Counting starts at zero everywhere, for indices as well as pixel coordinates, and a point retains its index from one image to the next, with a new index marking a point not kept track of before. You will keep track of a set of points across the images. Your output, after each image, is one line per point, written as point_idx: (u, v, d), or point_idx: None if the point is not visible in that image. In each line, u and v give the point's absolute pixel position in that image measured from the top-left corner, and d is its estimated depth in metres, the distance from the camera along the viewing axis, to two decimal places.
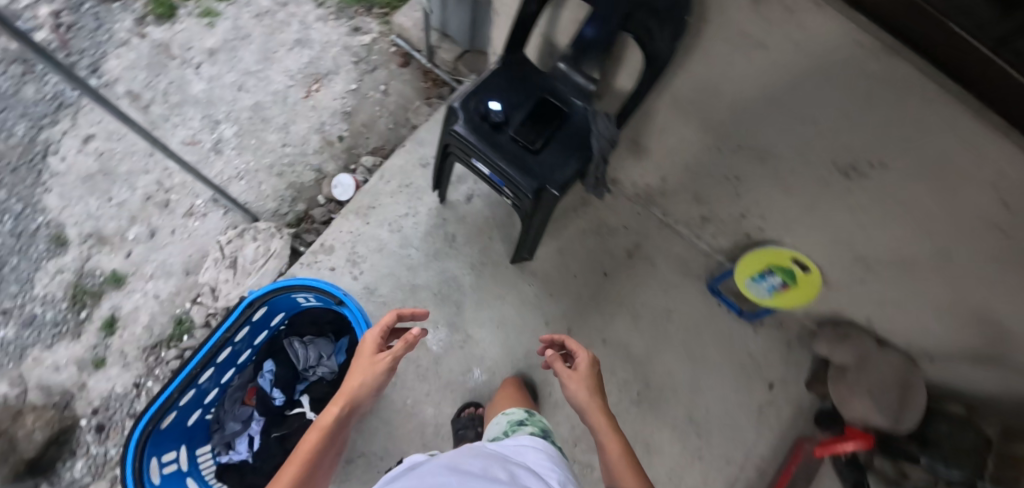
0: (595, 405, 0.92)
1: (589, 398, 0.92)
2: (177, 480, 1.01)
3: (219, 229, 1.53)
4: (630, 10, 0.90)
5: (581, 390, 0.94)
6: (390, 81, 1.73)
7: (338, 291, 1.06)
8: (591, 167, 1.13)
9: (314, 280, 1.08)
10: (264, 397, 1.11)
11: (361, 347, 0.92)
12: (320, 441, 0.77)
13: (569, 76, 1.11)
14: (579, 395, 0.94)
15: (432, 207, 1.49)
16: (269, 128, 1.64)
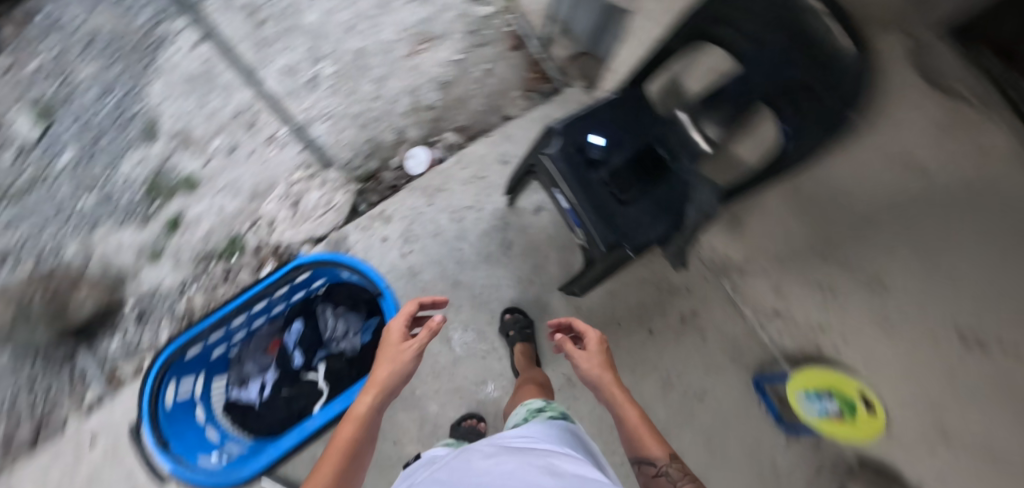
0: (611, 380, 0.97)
1: (604, 375, 0.97)
2: (188, 406, 1.06)
3: (292, 164, 1.58)
4: (791, 83, 0.78)
5: (596, 369, 0.99)
6: (496, 61, 1.66)
7: (382, 279, 1.06)
8: (678, 237, 1.00)
9: (364, 262, 1.09)
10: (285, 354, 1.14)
11: (386, 335, 0.90)
12: (357, 433, 0.75)
13: (685, 131, 1.03)
14: (595, 375, 0.98)
15: (499, 208, 1.44)
16: (366, 77, 1.61)
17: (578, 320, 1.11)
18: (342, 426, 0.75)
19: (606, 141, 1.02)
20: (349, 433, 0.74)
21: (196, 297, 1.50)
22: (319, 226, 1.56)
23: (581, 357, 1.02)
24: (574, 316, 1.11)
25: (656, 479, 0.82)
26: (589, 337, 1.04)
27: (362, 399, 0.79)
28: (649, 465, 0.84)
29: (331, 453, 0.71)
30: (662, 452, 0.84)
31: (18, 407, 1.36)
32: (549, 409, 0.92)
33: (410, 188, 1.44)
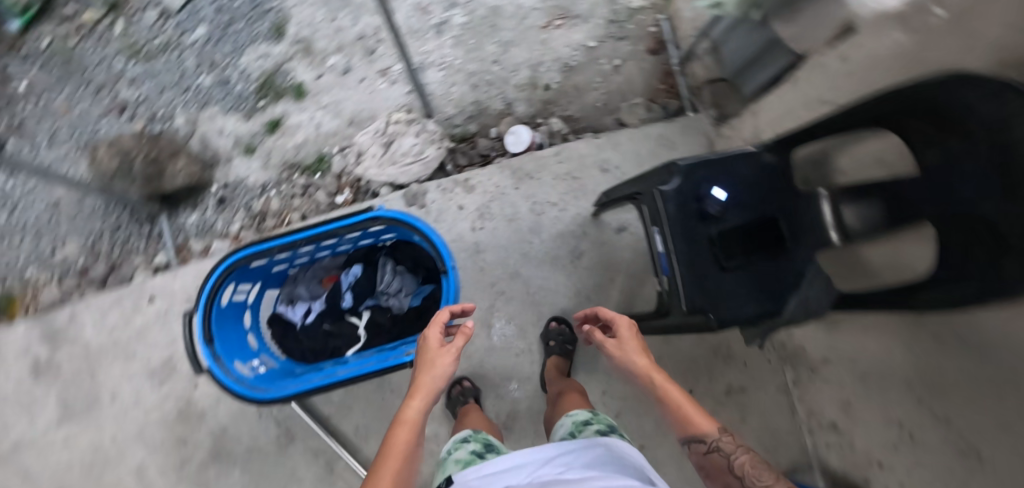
0: (649, 364, 0.92)
1: (640, 359, 0.93)
2: (238, 309, 1.10)
3: (396, 104, 1.54)
4: (983, 212, 0.66)
5: (631, 354, 0.95)
6: (629, 59, 1.58)
7: (450, 259, 1.00)
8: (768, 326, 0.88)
9: (437, 235, 1.03)
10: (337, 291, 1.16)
11: (423, 339, 0.89)
12: (411, 441, 0.74)
13: (818, 207, 0.91)
14: (630, 361, 0.94)
15: (583, 214, 1.38)
16: (492, 39, 1.58)
17: (607, 311, 1.07)
18: (397, 429, 0.75)
19: (728, 197, 0.91)
20: (404, 440, 0.74)
21: (272, 200, 1.53)
22: (399, 175, 1.45)
23: (615, 345, 0.98)
24: (605, 306, 1.06)
25: (710, 456, 0.80)
26: (621, 326, 0.99)
27: (412, 405, 0.79)
28: (701, 443, 0.81)
29: (392, 458, 0.70)
30: (715, 429, 0.81)
31: (99, 247, 1.48)
32: (596, 422, 0.84)
33: (501, 166, 1.40)
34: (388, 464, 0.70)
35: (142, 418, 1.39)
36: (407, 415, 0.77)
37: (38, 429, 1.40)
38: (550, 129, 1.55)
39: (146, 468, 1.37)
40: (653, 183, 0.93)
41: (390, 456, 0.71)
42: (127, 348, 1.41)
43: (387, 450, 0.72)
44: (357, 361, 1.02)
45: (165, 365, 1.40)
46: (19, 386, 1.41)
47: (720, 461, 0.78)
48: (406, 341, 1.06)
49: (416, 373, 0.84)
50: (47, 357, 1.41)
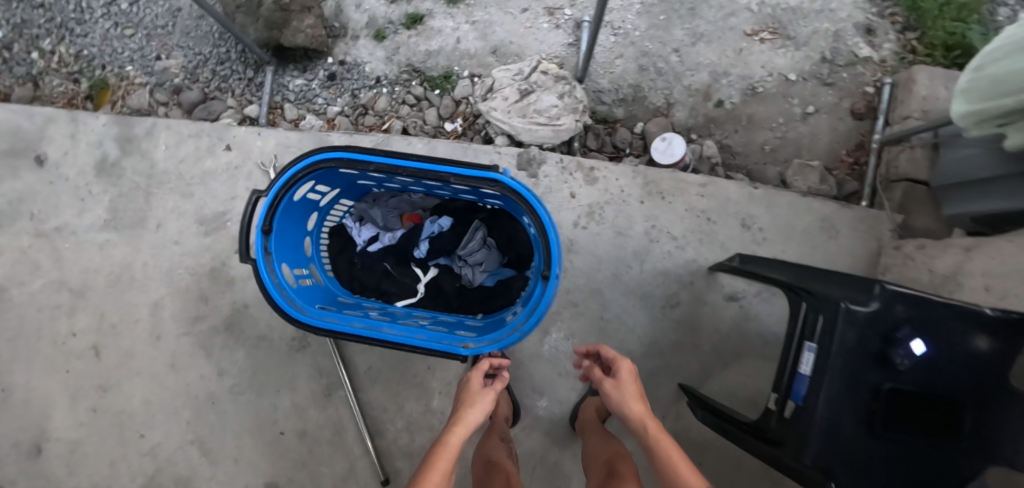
0: (646, 413, 0.82)
1: (637, 407, 0.82)
2: (308, 208, 0.97)
3: (549, 50, 1.34)
4: None
5: (625, 399, 0.84)
6: (825, 112, 1.36)
7: (557, 267, 0.81)
8: None
9: (555, 232, 0.83)
10: (414, 235, 1.05)
11: (470, 377, 0.94)
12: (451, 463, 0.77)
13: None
14: (624, 406, 0.84)
15: (699, 263, 1.19)
16: (684, 24, 1.34)
17: (607, 349, 0.97)
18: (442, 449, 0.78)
19: (923, 354, 0.72)
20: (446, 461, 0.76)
21: (381, 97, 1.38)
22: (520, 130, 1.24)
23: (612, 386, 0.88)
24: (607, 347, 0.95)
25: None
26: (623, 370, 0.88)
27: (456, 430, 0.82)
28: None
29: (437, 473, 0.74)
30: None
31: (200, 72, 1.43)
32: None
33: (635, 170, 1.21)
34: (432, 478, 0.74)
35: (176, 259, 1.33)
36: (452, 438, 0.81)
37: (82, 224, 1.37)
38: (700, 151, 1.32)
39: (161, 308, 1.33)
40: (839, 293, 0.74)
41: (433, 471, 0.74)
42: (187, 185, 1.33)
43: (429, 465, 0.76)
44: (407, 325, 0.90)
45: (215, 219, 1.32)
46: (79, 176, 1.37)
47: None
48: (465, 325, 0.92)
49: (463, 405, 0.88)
50: (114, 158, 1.36)
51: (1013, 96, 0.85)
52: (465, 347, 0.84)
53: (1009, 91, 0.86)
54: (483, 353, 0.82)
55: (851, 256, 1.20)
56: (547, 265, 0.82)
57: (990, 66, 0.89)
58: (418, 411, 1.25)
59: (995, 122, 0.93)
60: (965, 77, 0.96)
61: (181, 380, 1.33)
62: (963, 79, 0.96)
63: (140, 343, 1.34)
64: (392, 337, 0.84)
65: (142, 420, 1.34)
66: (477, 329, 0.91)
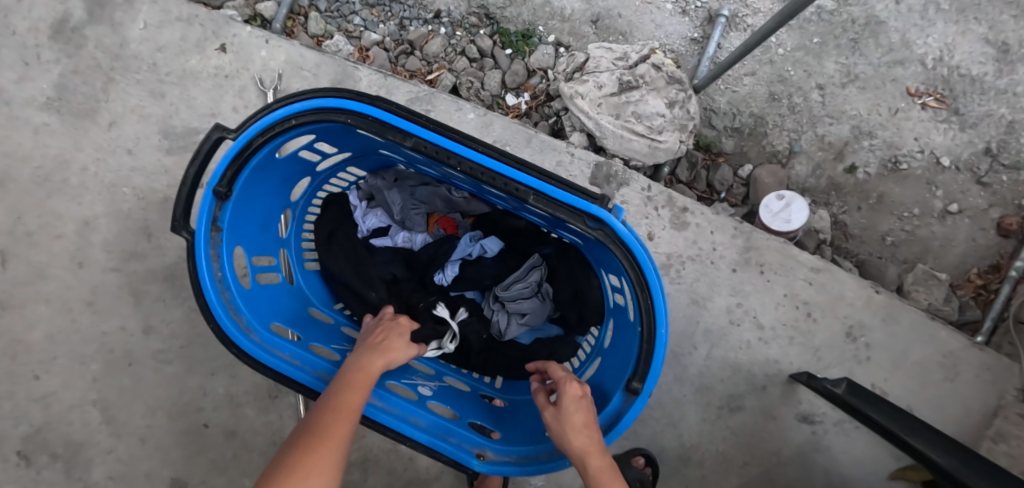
0: (593, 451, 0.54)
1: (578, 442, 0.55)
2: (297, 171, 0.69)
3: (665, 38, 1.03)
4: None
5: (565, 431, 0.56)
6: (969, 215, 1.08)
7: (654, 383, 0.56)
8: None
9: (664, 332, 0.56)
10: (440, 251, 0.79)
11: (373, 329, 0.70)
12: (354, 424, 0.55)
13: None
14: (562, 442, 0.56)
15: (780, 366, 0.92)
16: (838, 58, 1.04)
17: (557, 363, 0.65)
18: (337, 409, 0.56)
19: None
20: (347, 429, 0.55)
21: (436, 38, 1.06)
22: (607, 133, 0.94)
23: (552, 416, 0.59)
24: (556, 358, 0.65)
25: None
26: (564, 396, 0.58)
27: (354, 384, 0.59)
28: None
29: (331, 442, 0.52)
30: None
31: None
32: None
33: (737, 227, 0.92)
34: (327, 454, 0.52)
35: (124, 172, 1.02)
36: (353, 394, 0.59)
37: (20, 95, 1.05)
38: (809, 221, 1.04)
39: (92, 228, 1.03)
40: None
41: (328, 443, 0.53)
42: (159, 83, 1.01)
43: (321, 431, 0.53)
44: (397, 398, 0.66)
45: (185, 136, 1.01)
46: (30, 32, 1.05)
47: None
48: (475, 411, 0.71)
49: (364, 349, 0.66)
50: (78, 22, 1.04)
51: None
52: (482, 458, 0.62)
53: None
54: (503, 475, 0.60)
55: (962, 406, 0.95)
56: (641, 374, 0.56)
57: None
58: (381, 448, 0.98)
59: None
60: None
61: (98, 323, 1.04)
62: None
63: (59, 264, 1.05)
64: (378, 415, 0.61)
65: (41, 357, 1.06)
66: (493, 423, 0.70)
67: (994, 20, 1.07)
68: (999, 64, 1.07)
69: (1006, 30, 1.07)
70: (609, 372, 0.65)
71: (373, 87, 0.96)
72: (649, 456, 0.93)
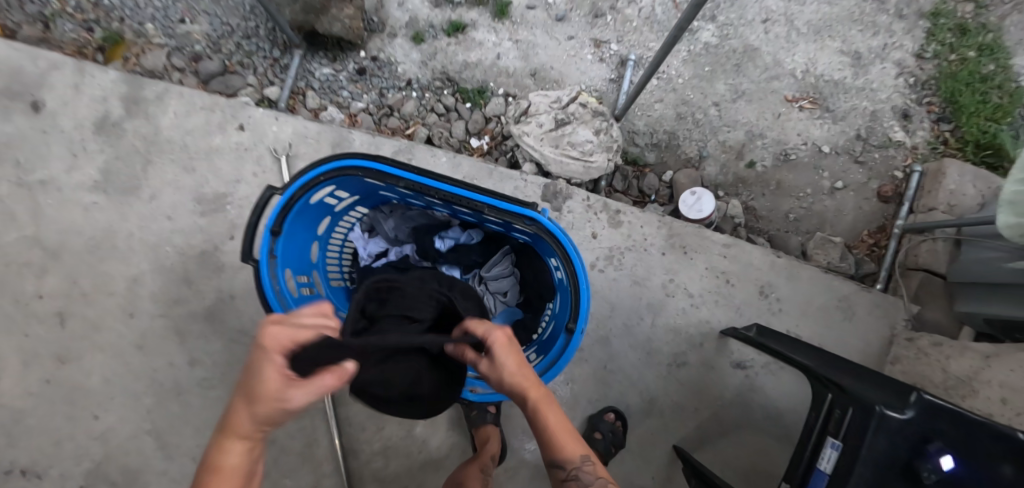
0: (529, 385, 0.71)
1: (516, 379, 0.71)
2: (321, 212, 0.92)
3: (589, 82, 1.32)
4: None
5: (504, 374, 0.71)
6: (852, 189, 1.34)
7: (584, 323, 0.79)
8: None
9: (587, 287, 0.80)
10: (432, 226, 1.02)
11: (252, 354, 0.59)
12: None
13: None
14: (504, 381, 0.71)
15: (712, 324, 1.16)
16: (728, 78, 1.33)
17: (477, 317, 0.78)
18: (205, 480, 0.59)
19: (949, 470, 0.68)
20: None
21: (410, 100, 1.32)
22: (550, 161, 1.20)
23: (489, 364, 0.73)
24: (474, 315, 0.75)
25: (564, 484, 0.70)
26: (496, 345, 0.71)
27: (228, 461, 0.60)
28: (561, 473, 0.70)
29: None
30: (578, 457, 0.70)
31: (224, 43, 1.36)
32: None
33: (661, 220, 1.17)
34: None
35: (165, 234, 1.25)
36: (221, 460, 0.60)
37: (70, 181, 1.27)
38: (724, 209, 1.29)
39: (140, 283, 1.25)
40: (899, 393, 0.70)
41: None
42: (190, 160, 1.25)
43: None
44: None
45: (214, 199, 1.24)
46: (75, 129, 1.28)
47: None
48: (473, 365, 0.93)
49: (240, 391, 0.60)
50: (117, 118, 1.27)
51: None
52: (472, 392, 0.93)
53: None
54: None
55: (863, 340, 1.18)
56: (574, 318, 0.80)
57: None
58: (399, 436, 1.17)
59: None
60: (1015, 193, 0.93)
61: (148, 363, 1.24)
62: (1007, 189, 0.94)
63: (111, 317, 1.25)
64: None
65: (99, 398, 1.25)
66: None
67: (845, 36, 1.37)
68: (855, 69, 1.36)
69: (855, 42, 1.37)
70: (558, 326, 0.88)
71: (365, 144, 1.21)
72: (619, 412, 1.14)
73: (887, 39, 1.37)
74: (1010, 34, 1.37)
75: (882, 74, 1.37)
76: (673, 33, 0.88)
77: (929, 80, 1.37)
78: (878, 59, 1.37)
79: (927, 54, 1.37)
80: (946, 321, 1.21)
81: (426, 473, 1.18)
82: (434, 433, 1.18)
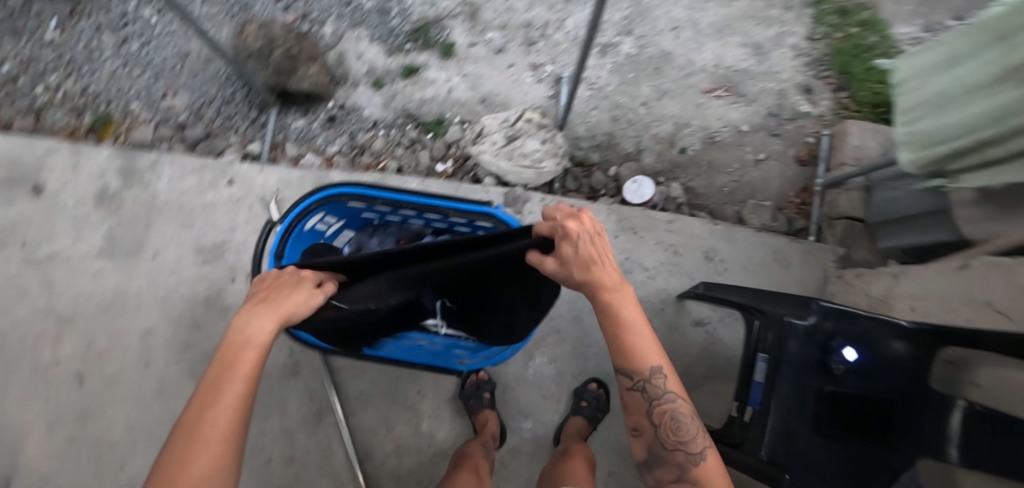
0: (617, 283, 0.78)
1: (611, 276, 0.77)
2: (314, 238, 1.06)
3: (532, 100, 1.51)
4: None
5: (599, 270, 0.76)
6: (774, 159, 1.53)
7: None
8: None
9: None
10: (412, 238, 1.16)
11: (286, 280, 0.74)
12: (242, 405, 0.62)
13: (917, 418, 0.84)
14: (597, 276, 0.76)
15: (668, 290, 1.31)
16: (651, 80, 1.53)
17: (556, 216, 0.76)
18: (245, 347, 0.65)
19: (856, 361, 0.85)
20: (229, 419, 0.60)
21: (378, 138, 1.49)
22: (507, 172, 1.37)
23: (574, 252, 0.74)
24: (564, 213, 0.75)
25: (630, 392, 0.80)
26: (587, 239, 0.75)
27: (241, 363, 0.64)
28: (650, 390, 0.78)
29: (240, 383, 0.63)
30: (650, 371, 0.78)
31: (205, 111, 1.52)
32: None
33: (609, 207, 1.34)
34: (206, 453, 0.58)
35: (171, 286, 1.37)
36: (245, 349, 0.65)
37: (77, 252, 1.39)
38: (666, 192, 1.47)
39: (153, 334, 1.36)
40: (800, 304, 0.86)
41: (198, 446, 0.58)
42: (187, 216, 1.39)
43: (185, 435, 0.58)
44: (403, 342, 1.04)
45: (213, 248, 1.38)
46: (76, 205, 1.40)
47: (641, 396, 0.79)
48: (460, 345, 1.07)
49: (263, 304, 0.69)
50: (115, 189, 1.41)
51: (942, 143, 1.03)
52: (461, 363, 0.99)
53: (934, 133, 1.04)
54: (476, 367, 0.98)
55: (803, 285, 1.34)
56: None
57: (918, 123, 1.09)
58: (408, 435, 1.29)
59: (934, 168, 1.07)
60: (900, 138, 1.14)
61: (167, 407, 1.34)
62: (897, 136, 1.15)
63: (128, 370, 1.36)
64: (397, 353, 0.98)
65: (122, 448, 1.33)
66: (471, 349, 1.06)
67: (743, 31, 1.59)
68: (757, 57, 1.58)
69: (754, 35, 1.59)
70: None
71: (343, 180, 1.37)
72: (600, 381, 1.28)
73: (780, 29, 1.60)
74: (883, 9, 1.60)
75: (781, 59, 1.58)
76: (584, 49, 1.06)
77: (823, 57, 1.58)
78: (776, 46, 1.59)
79: (816, 36, 1.60)
80: (872, 258, 1.38)
81: (437, 465, 1.29)
82: (440, 428, 1.30)
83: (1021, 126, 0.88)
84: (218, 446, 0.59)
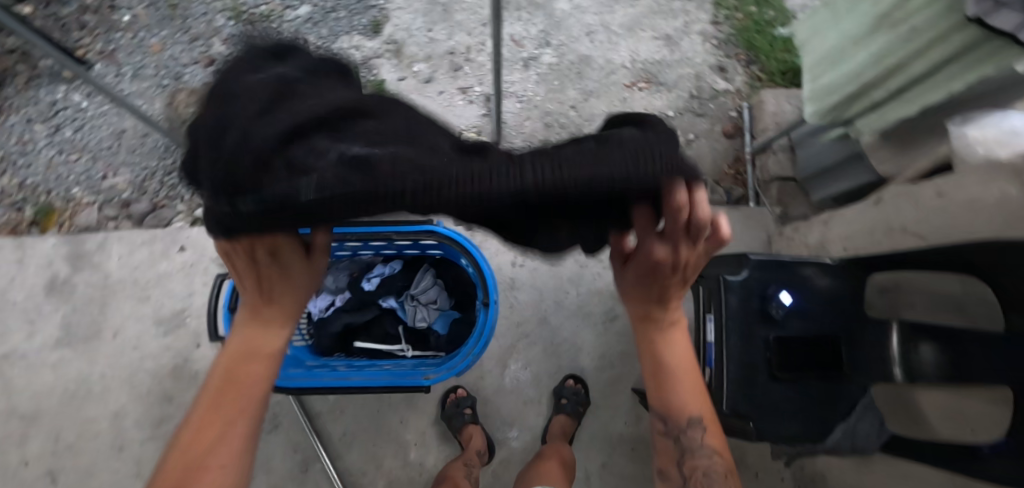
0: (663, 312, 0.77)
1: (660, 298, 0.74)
2: None
3: (467, 121, 1.57)
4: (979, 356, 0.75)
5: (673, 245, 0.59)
6: (704, 137, 1.61)
7: (495, 294, 1.00)
8: (783, 442, 0.85)
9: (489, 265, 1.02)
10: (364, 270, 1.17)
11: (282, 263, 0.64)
12: (254, 412, 0.68)
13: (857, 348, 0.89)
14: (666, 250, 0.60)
15: None
16: (575, 84, 1.61)
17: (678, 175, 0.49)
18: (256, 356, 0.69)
19: (792, 304, 0.89)
20: (240, 430, 0.66)
21: None
22: None
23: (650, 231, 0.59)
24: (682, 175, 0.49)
25: (664, 437, 0.81)
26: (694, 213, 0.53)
27: (248, 370, 0.68)
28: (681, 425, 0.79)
29: (249, 392, 0.68)
30: (690, 420, 0.78)
31: (147, 185, 1.53)
32: None
33: None
34: (210, 468, 0.63)
35: (136, 363, 1.36)
36: (251, 361, 0.69)
37: (33, 346, 1.36)
38: None
39: (122, 416, 1.33)
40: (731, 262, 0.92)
41: (205, 460, 0.63)
42: (142, 290, 1.38)
43: (194, 447, 0.63)
44: (370, 370, 1.03)
45: (174, 317, 1.38)
46: (27, 299, 1.38)
47: (674, 445, 0.79)
48: (426, 363, 1.07)
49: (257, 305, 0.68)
50: (65, 276, 1.39)
51: (836, 93, 1.11)
52: (427, 377, 0.98)
53: (829, 86, 1.13)
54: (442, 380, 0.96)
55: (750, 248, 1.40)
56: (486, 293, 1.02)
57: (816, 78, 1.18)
58: (398, 466, 1.28)
59: (834, 116, 1.16)
60: (805, 92, 1.22)
61: None
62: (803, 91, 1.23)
63: (102, 458, 1.32)
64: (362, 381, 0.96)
65: None
66: (436, 364, 1.06)
67: (653, 26, 1.69)
68: (670, 47, 1.68)
69: (663, 28, 1.69)
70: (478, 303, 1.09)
71: None
72: (575, 376, 1.30)
73: (686, 18, 1.70)
74: None
75: (692, 45, 1.68)
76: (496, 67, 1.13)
77: (730, 37, 1.69)
78: (685, 34, 1.69)
79: (720, 18, 1.70)
80: (810, 212, 1.45)
81: None
82: (428, 454, 1.29)
83: (894, 65, 0.96)
84: (223, 463, 0.63)
